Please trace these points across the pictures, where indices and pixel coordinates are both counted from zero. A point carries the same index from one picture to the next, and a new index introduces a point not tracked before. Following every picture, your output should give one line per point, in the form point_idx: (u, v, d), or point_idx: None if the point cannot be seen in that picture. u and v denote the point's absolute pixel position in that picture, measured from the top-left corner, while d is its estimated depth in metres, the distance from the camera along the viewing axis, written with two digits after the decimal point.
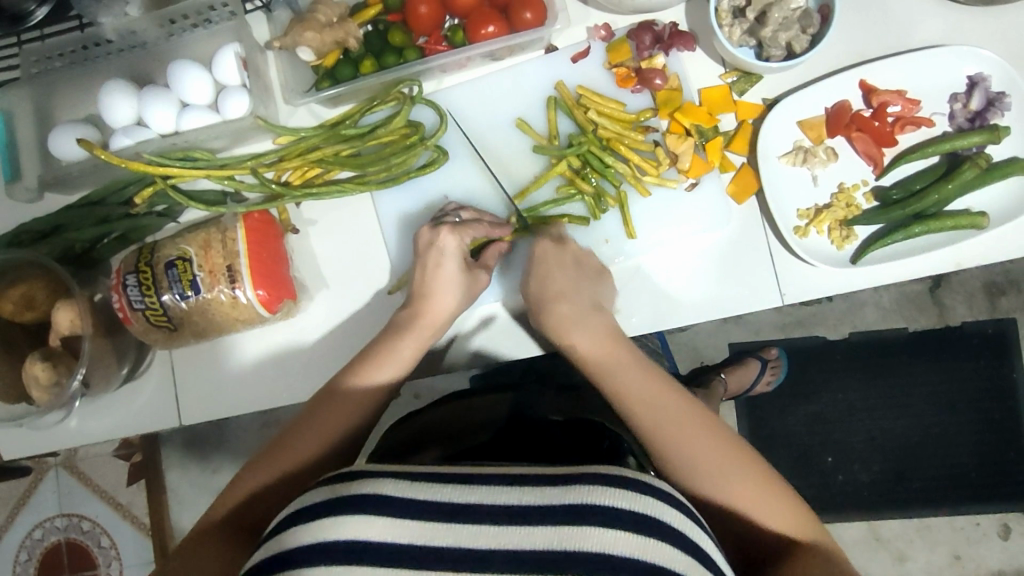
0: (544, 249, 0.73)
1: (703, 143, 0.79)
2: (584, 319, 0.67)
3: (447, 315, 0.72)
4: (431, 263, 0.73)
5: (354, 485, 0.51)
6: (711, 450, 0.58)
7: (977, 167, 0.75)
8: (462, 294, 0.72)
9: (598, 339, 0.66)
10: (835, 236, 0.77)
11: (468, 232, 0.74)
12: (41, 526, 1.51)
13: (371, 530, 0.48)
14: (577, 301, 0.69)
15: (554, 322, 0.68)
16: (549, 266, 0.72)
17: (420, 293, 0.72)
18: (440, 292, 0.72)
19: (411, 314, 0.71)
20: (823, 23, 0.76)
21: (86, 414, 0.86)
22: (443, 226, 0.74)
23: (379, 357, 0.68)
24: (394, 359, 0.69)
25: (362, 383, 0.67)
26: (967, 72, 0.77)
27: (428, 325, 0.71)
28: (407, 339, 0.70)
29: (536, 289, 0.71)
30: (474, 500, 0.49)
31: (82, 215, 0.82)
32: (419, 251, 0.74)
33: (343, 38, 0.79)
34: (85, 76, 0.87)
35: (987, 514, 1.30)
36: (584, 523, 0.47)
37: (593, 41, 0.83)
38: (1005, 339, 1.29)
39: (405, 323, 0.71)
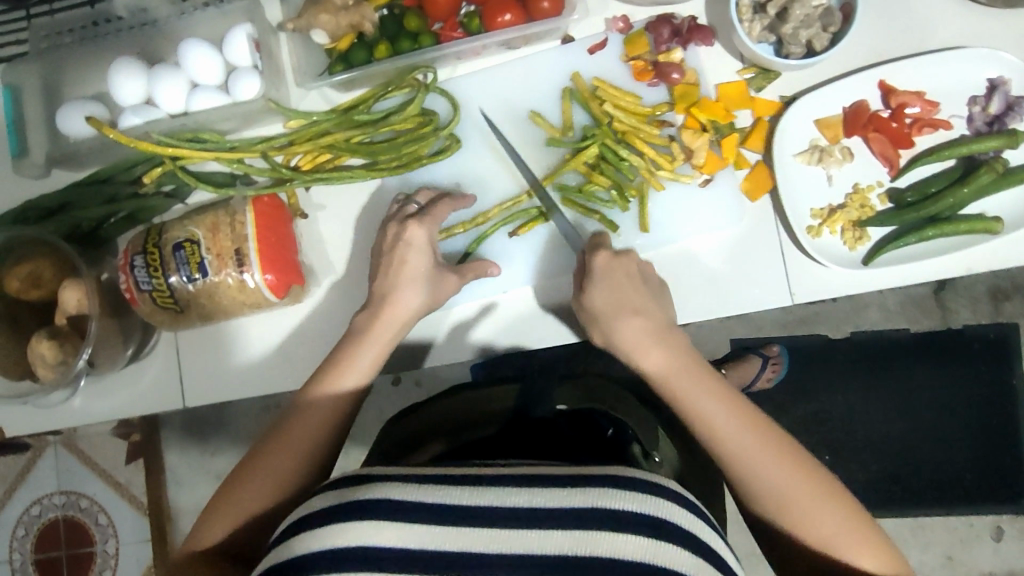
0: (609, 263, 0.70)
1: (719, 139, 0.79)
2: (660, 336, 0.67)
3: (407, 314, 0.73)
4: (397, 259, 0.74)
5: (361, 489, 0.51)
6: (792, 480, 0.60)
7: (993, 171, 0.75)
8: (426, 290, 0.74)
9: (676, 358, 0.66)
10: (848, 236, 0.77)
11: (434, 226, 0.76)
12: (40, 502, 1.51)
13: (382, 535, 0.48)
14: (651, 316, 0.68)
15: (629, 340, 0.68)
16: (617, 282, 0.70)
17: (382, 294, 0.73)
18: (406, 287, 0.73)
19: (370, 315, 0.72)
20: (844, 21, 0.75)
21: (89, 394, 0.86)
22: (410, 221, 0.75)
23: (339, 365, 0.70)
24: (352, 368, 0.70)
25: (328, 391, 0.68)
26: (987, 76, 0.76)
27: (388, 324, 0.72)
28: (365, 344, 0.71)
29: (604, 302, 0.69)
30: (484, 502, 0.49)
31: (89, 193, 0.81)
32: (384, 250, 0.75)
33: (358, 22, 0.78)
34: (94, 53, 0.86)
35: (982, 516, 1.31)
36: (594, 526, 0.48)
37: (611, 32, 0.82)
38: (1007, 344, 1.29)
39: (366, 323, 0.72)
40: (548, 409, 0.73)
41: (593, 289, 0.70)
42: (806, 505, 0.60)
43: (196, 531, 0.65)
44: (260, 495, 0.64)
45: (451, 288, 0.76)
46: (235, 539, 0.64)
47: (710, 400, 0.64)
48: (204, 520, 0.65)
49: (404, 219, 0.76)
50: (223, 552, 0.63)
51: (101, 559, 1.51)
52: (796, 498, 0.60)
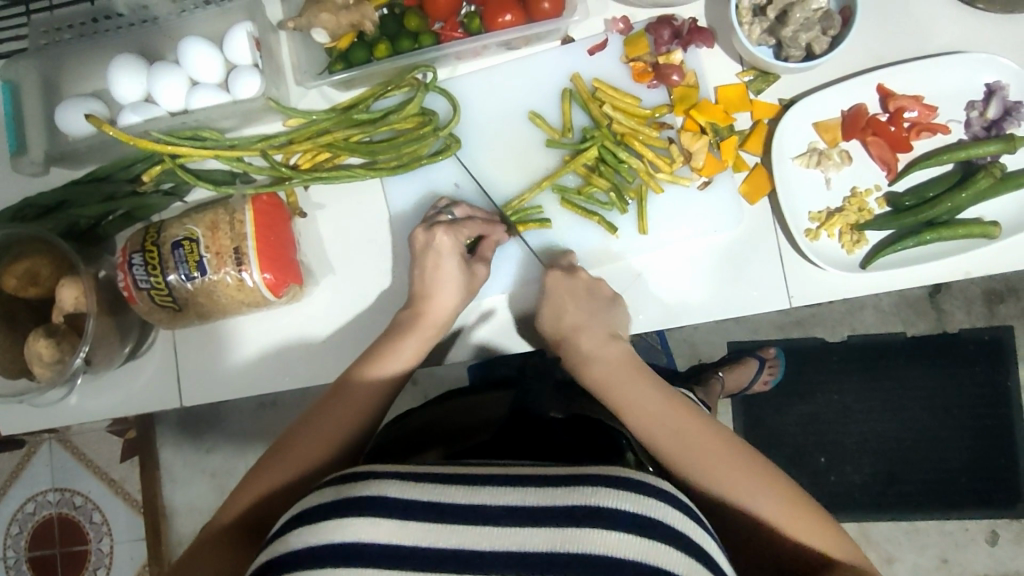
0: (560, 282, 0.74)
1: (718, 142, 0.79)
2: (600, 351, 0.69)
3: (446, 314, 0.74)
4: (430, 263, 0.74)
5: (357, 486, 0.51)
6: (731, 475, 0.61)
7: (991, 176, 0.75)
8: (462, 291, 0.75)
9: (620, 370, 0.68)
10: (846, 239, 0.77)
11: (463, 231, 0.76)
12: (34, 499, 1.51)
13: (376, 530, 0.48)
14: (594, 332, 0.70)
15: (574, 358, 0.70)
16: (568, 297, 0.73)
17: (421, 291, 0.74)
18: (442, 288, 0.74)
19: (412, 312, 0.74)
20: (844, 25, 0.76)
21: (87, 392, 0.86)
22: (438, 227, 0.75)
23: (381, 357, 0.71)
24: (396, 359, 0.71)
25: (364, 381, 0.69)
26: (985, 80, 0.76)
27: (429, 323, 0.73)
28: (408, 339, 0.72)
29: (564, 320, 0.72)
30: (479, 500, 0.49)
31: (87, 191, 0.81)
32: (415, 251, 0.75)
33: (358, 21, 0.78)
34: (90, 48, 0.85)
35: (976, 519, 1.32)
36: (586, 525, 0.48)
37: (611, 33, 0.82)
38: (1002, 347, 1.30)
39: (407, 323, 0.73)
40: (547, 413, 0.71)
41: (547, 310, 0.73)
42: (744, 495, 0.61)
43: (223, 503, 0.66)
44: (294, 476, 0.65)
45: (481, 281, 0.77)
46: (262, 515, 0.65)
47: (647, 399, 0.65)
48: (234, 492, 0.66)
49: (433, 225, 0.76)
50: (249, 525, 0.64)
51: (96, 557, 1.50)
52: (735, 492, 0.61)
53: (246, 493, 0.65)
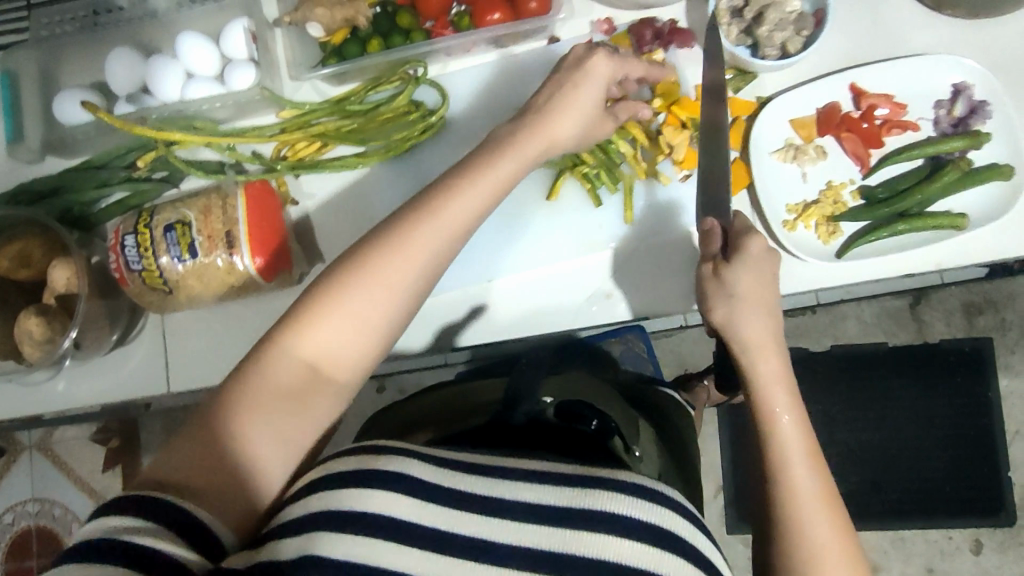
0: (762, 253, 0.63)
1: (698, 136, 0.81)
2: (777, 346, 0.62)
3: (561, 142, 0.67)
4: (569, 82, 0.66)
5: (381, 460, 0.52)
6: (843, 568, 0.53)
7: (958, 170, 0.78)
8: (581, 130, 0.67)
9: (788, 379, 0.61)
10: (821, 231, 0.80)
11: (623, 66, 0.68)
12: (13, 509, 1.49)
13: (398, 506, 0.49)
14: (773, 320, 0.63)
15: (751, 335, 0.61)
16: (761, 270, 0.63)
17: (536, 109, 0.66)
18: (562, 112, 0.66)
19: (518, 130, 0.65)
20: (817, 26, 0.79)
21: (73, 378, 0.86)
22: (601, 48, 0.67)
23: (451, 193, 0.60)
24: (452, 217, 0.59)
25: (449, 203, 0.59)
26: (951, 81, 0.80)
27: (533, 140, 0.65)
28: (504, 161, 0.63)
29: (744, 284, 0.62)
30: (497, 494, 0.50)
31: (82, 178, 0.83)
32: (563, 66, 0.68)
33: (353, 16, 0.81)
34: (93, 42, 0.88)
35: (960, 528, 1.33)
36: (595, 529, 0.48)
37: (595, 34, 0.85)
38: (981, 357, 1.33)
39: (494, 147, 0.64)
40: (535, 403, 0.72)
41: (728, 271, 0.63)
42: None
43: (265, 360, 0.56)
44: (356, 346, 0.57)
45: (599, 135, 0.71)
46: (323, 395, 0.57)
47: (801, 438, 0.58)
48: (296, 329, 0.56)
49: (592, 45, 0.68)
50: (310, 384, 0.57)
51: None
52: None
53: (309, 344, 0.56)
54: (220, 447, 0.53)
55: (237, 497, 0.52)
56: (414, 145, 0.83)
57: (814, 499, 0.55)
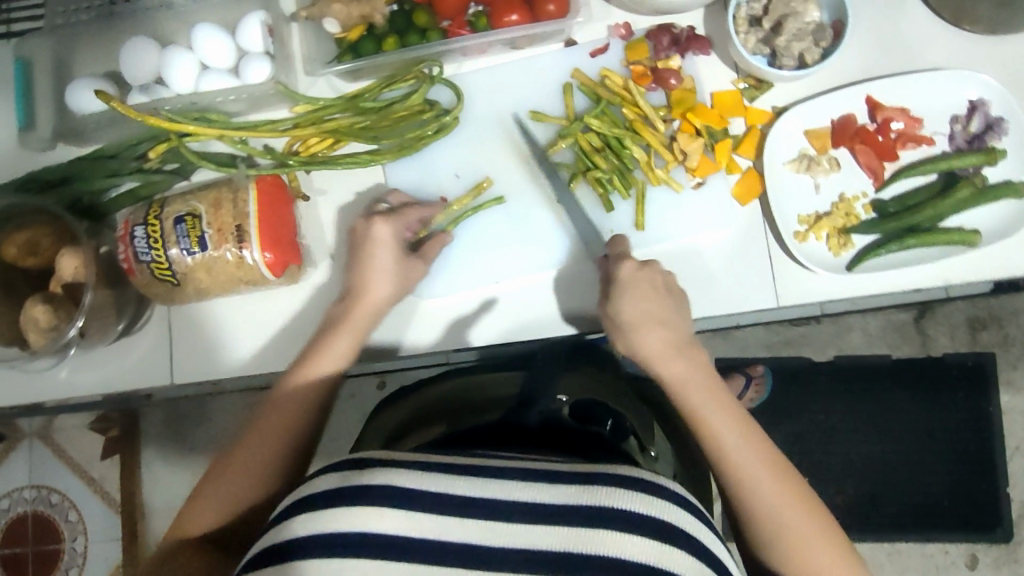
0: (635, 273, 0.71)
1: (712, 144, 0.81)
2: (682, 351, 0.70)
3: (379, 305, 0.76)
4: (365, 253, 0.77)
5: (365, 473, 0.53)
6: (796, 507, 0.63)
7: (972, 185, 0.78)
8: (395, 283, 0.77)
9: (694, 372, 0.69)
10: (832, 242, 0.80)
11: (401, 222, 0.79)
12: (10, 496, 1.49)
13: (388, 522, 0.50)
14: (673, 329, 0.70)
15: (649, 349, 0.70)
16: (645, 292, 0.71)
17: (355, 286, 0.76)
18: (374, 280, 0.76)
19: (344, 307, 0.76)
20: (835, 38, 0.79)
21: (78, 367, 0.86)
22: (376, 216, 0.77)
23: (306, 363, 0.74)
24: (332, 354, 0.74)
25: (305, 375, 0.73)
26: (968, 96, 0.80)
27: (361, 313, 0.76)
28: (340, 333, 0.75)
29: (630, 312, 0.70)
30: (490, 495, 0.51)
31: (92, 167, 0.83)
32: (355, 242, 0.78)
33: (369, 13, 0.81)
34: (107, 31, 0.88)
35: (957, 543, 1.33)
36: (600, 526, 0.50)
37: (613, 39, 0.85)
38: (983, 372, 1.33)
39: (341, 313, 0.76)
40: (550, 405, 0.75)
41: (619, 299, 0.71)
42: (807, 526, 0.63)
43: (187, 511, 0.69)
44: (254, 474, 0.69)
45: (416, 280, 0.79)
46: (226, 529, 0.68)
47: (725, 423, 0.67)
48: (189, 510, 0.69)
49: (373, 215, 0.78)
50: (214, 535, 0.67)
51: (68, 556, 1.48)
52: (798, 521, 0.63)
53: (197, 513, 0.68)
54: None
55: None
56: (427, 144, 0.83)
57: (754, 470, 0.65)
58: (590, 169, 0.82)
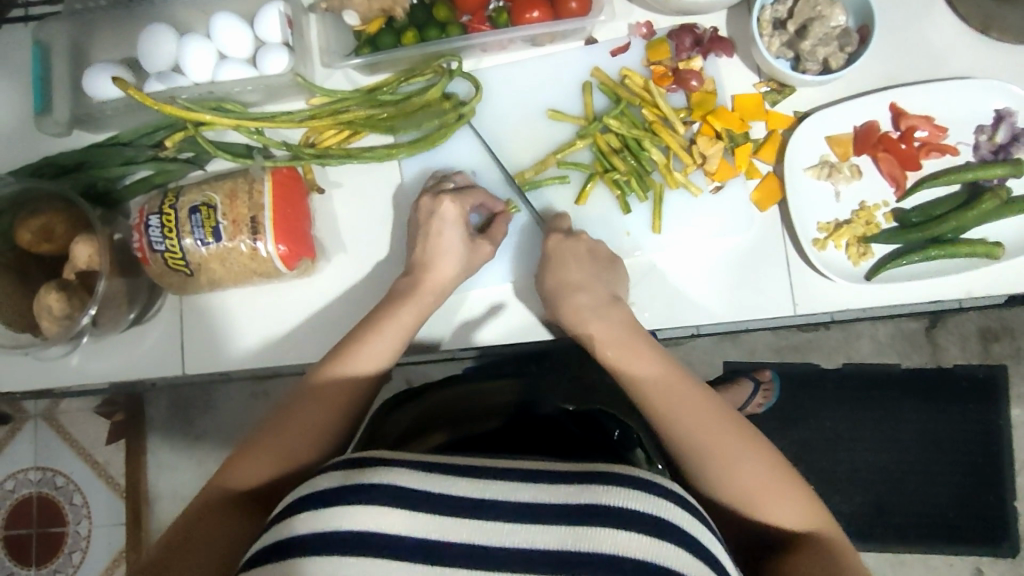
0: (559, 245, 0.75)
1: (732, 148, 0.80)
2: (603, 310, 0.70)
3: (445, 284, 0.75)
4: (432, 231, 0.75)
5: (366, 473, 0.52)
6: (724, 437, 0.62)
7: (997, 199, 0.76)
8: (462, 263, 0.76)
9: (617, 330, 0.69)
10: (852, 252, 0.79)
11: (466, 201, 0.77)
12: (15, 477, 1.49)
13: (387, 520, 0.50)
14: (595, 292, 0.71)
15: (571, 314, 0.71)
16: (566, 263, 0.74)
17: (420, 261, 0.75)
18: (442, 257, 0.75)
19: (411, 281, 0.75)
20: (861, 43, 0.78)
21: (88, 353, 0.86)
22: (444, 195, 0.76)
23: (362, 342, 0.70)
24: (396, 325, 0.71)
25: (365, 349, 0.69)
26: (994, 106, 0.79)
27: (428, 290, 0.74)
28: (408, 306, 0.73)
29: (551, 282, 0.74)
30: (490, 497, 0.51)
31: (108, 154, 0.82)
32: (420, 219, 0.77)
33: (389, 7, 0.80)
34: (126, 18, 0.88)
35: (962, 555, 1.32)
36: (594, 523, 0.49)
37: (634, 37, 0.83)
38: (994, 385, 1.32)
39: (408, 290, 0.74)
40: (553, 407, 0.76)
41: (548, 271, 0.74)
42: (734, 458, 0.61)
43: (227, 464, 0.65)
44: (310, 437, 0.66)
45: (484, 259, 0.77)
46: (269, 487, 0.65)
47: (650, 368, 0.66)
48: (236, 461, 0.65)
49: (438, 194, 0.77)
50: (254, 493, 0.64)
51: (72, 539, 1.48)
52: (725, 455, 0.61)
53: (247, 465, 0.65)
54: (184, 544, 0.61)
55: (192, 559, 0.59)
56: (444, 139, 0.82)
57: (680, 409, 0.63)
58: (608, 171, 0.81)
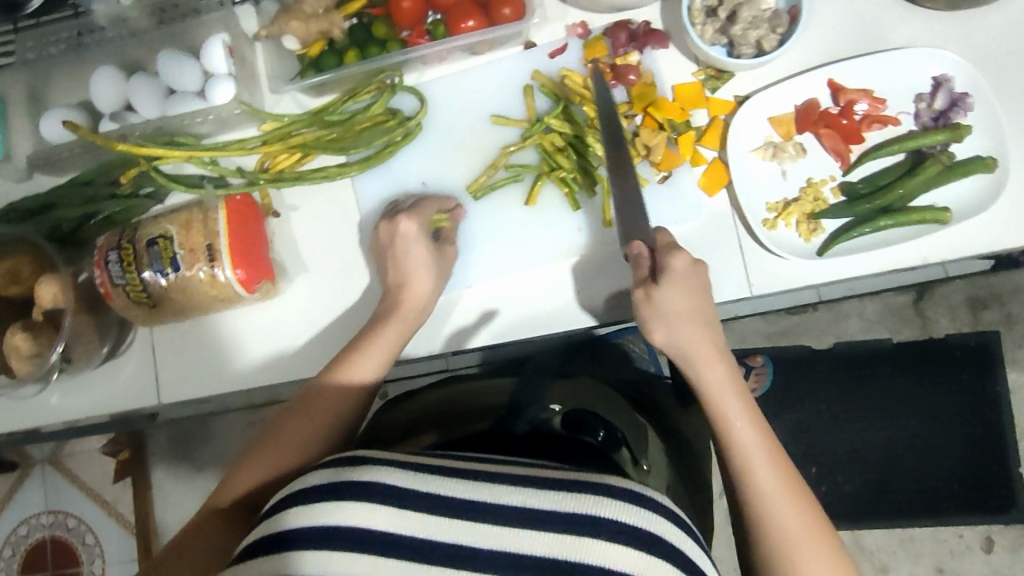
0: (688, 267, 0.68)
1: (675, 137, 0.81)
2: (718, 354, 0.66)
3: (425, 299, 0.77)
4: (399, 251, 0.77)
5: (357, 470, 0.52)
6: (815, 539, 0.59)
7: (939, 164, 0.77)
8: (434, 274, 0.78)
9: (734, 382, 0.66)
10: (803, 228, 0.79)
11: (419, 214, 0.79)
12: (27, 522, 1.51)
13: (373, 517, 0.50)
14: (708, 331, 0.67)
15: (691, 346, 0.66)
16: (688, 286, 0.67)
17: (395, 284, 0.77)
18: (415, 274, 0.77)
19: (391, 302, 0.77)
20: (791, 23, 0.78)
21: (66, 392, 0.88)
22: (399, 215, 0.78)
23: (358, 350, 0.73)
24: (385, 340, 0.74)
25: (355, 361, 0.72)
26: (931, 73, 0.79)
27: (409, 308, 0.76)
28: (388, 327, 0.74)
29: (673, 300, 0.66)
30: (479, 498, 0.50)
31: (71, 193, 0.84)
32: (382, 243, 0.79)
33: (327, 28, 0.82)
34: (76, 62, 0.89)
35: (970, 526, 1.31)
36: (582, 534, 0.49)
37: (571, 38, 0.84)
38: (988, 353, 1.31)
39: (388, 309, 0.76)
40: (542, 411, 0.74)
41: (659, 291, 0.67)
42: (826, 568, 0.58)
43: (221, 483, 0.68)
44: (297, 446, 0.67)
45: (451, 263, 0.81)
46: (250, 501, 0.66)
47: (756, 438, 0.63)
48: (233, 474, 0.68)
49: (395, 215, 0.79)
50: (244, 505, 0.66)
51: None
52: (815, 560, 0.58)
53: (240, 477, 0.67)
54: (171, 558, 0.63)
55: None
56: (395, 149, 0.84)
57: (785, 498, 0.60)
58: (554, 170, 0.82)
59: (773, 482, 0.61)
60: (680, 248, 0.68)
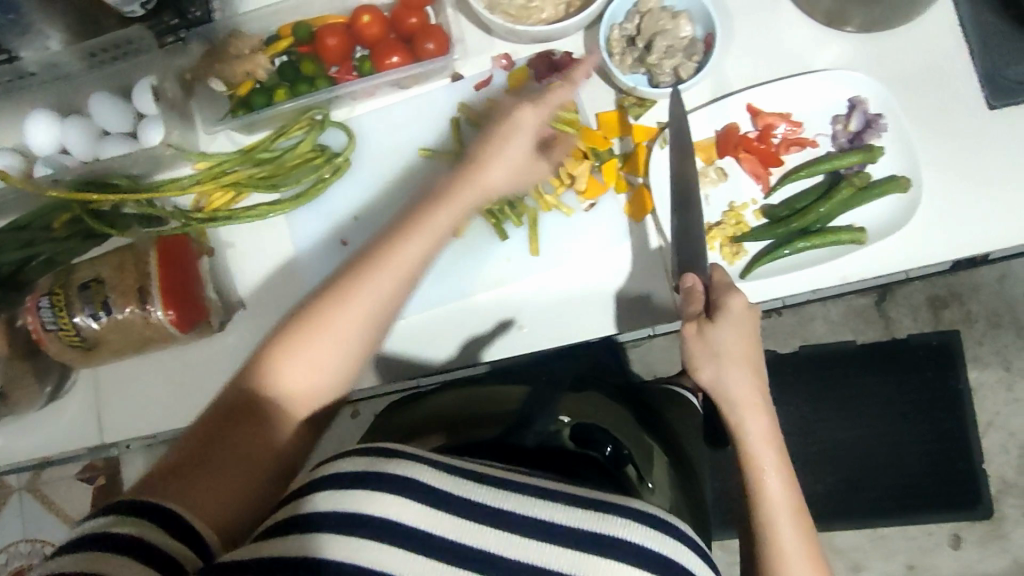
0: (744, 312, 0.67)
1: (600, 165, 0.82)
2: (763, 405, 0.66)
3: (492, 188, 0.74)
4: (502, 136, 0.74)
5: (391, 463, 0.52)
6: None
7: (852, 186, 0.79)
8: (512, 176, 0.76)
9: (773, 435, 0.65)
10: (726, 251, 0.80)
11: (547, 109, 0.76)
12: (6, 550, 1.49)
13: (399, 511, 0.50)
14: (754, 379, 0.66)
15: (738, 392, 0.65)
16: (744, 330, 0.67)
17: (478, 159, 0.73)
18: (498, 164, 0.74)
19: (462, 180, 0.73)
20: (706, 50, 0.81)
21: (12, 434, 0.89)
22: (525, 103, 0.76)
23: (419, 224, 0.69)
24: (433, 228, 0.69)
25: (407, 234, 0.68)
26: (846, 96, 0.81)
27: (478, 188, 0.73)
28: (449, 209, 0.70)
29: (726, 340, 0.66)
30: (507, 507, 0.50)
31: (5, 240, 0.84)
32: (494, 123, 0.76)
33: (252, 69, 0.85)
34: (10, 107, 0.90)
35: (940, 522, 1.29)
36: (593, 551, 0.49)
37: (495, 69, 0.86)
38: (950, 350, 1.30)
39: (455, 187, 0.72)
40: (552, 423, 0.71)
41: (711, 333, 0.66)
42: None
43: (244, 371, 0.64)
44: (338, 351, 0.64)
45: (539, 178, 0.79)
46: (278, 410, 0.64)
47: (782, 493, 0.62)
48: (258, 374, 0.63)
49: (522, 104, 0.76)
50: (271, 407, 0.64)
51: None
52: None
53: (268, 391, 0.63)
54: (197, 462, 0.59)
55: (205, 499, 0.57)
56: (325, 184, 0.85)
57: (801, 556, 0.60)
58: None
59: (795, 542, 0.61)
60: (738, 291, 0.68)
